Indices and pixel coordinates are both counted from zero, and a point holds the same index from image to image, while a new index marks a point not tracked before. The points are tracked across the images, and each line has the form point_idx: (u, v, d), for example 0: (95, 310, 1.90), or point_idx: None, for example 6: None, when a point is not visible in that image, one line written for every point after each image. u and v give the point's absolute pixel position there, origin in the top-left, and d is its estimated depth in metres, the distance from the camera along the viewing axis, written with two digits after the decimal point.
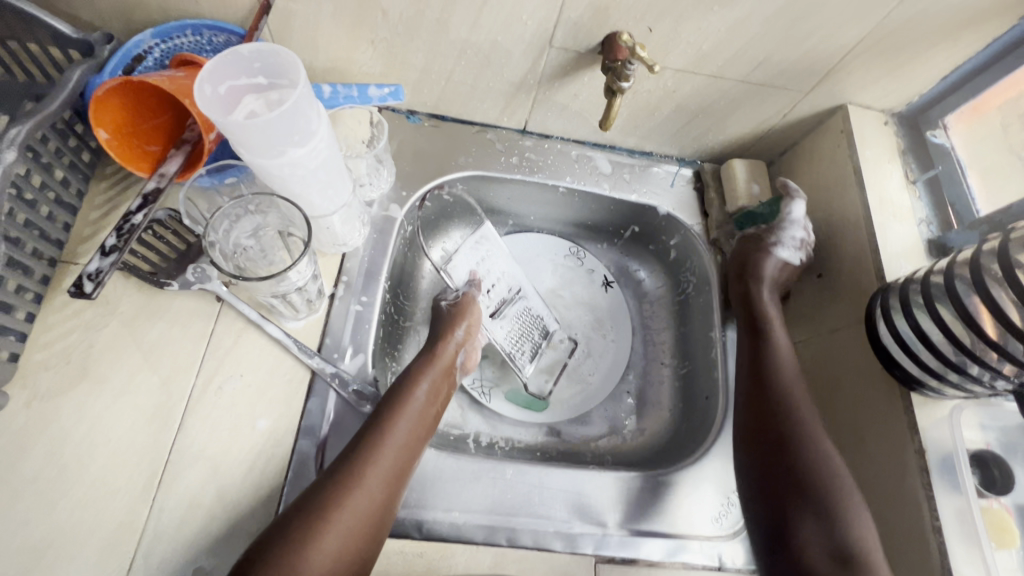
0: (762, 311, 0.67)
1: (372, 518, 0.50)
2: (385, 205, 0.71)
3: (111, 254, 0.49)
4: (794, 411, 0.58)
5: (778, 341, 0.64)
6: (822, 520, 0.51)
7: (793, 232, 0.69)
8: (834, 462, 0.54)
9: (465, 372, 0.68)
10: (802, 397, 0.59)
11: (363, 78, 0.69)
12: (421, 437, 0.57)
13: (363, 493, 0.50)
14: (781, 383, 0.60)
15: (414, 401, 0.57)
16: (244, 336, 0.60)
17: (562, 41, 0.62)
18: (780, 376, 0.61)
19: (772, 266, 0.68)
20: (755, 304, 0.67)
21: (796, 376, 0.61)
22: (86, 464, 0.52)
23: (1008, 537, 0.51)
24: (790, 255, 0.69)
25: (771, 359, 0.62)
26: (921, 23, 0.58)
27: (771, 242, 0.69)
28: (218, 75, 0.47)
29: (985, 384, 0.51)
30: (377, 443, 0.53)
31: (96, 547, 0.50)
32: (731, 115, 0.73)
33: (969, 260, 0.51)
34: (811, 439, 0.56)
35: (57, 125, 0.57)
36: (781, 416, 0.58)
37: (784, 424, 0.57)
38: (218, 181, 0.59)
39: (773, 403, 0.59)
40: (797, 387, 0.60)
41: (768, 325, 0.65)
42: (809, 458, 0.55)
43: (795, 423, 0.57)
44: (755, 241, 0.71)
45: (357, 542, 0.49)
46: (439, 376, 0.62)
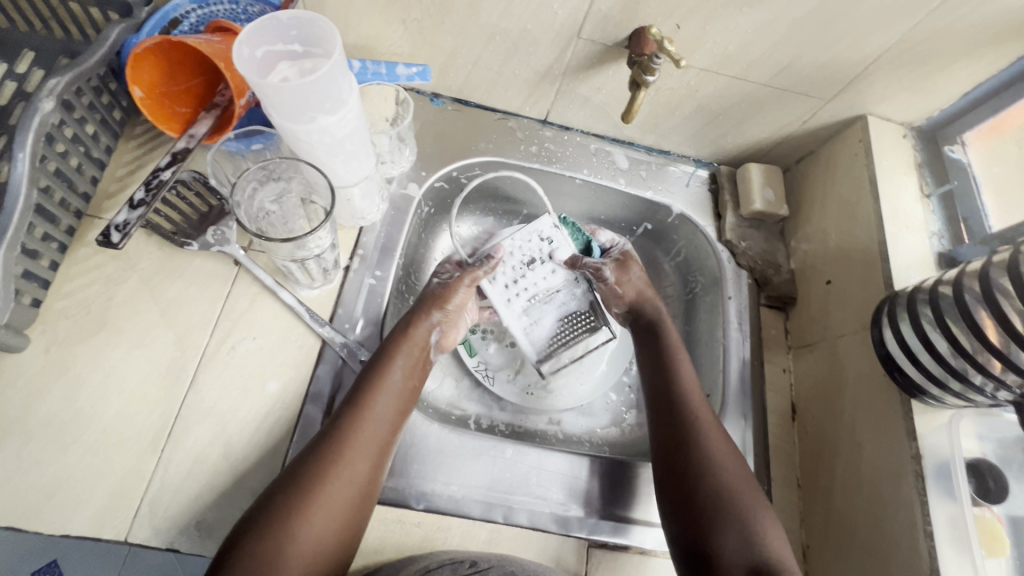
0: (670, 343, 0.68)
1: (361, 489, 0.51)
2: (404, 183, 0.72)
3: (139, 208, 0.51)
4: (703, 432, 0.59)
5: (679, 368, 0.65)
6: (736, 527, 0.52)
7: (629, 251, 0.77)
8: (742, 479, 0.56)
9: (440, 351, 0.66)
10: (710, 423, 0.60)
11: (391, 57, 0.70)
12: (401, 409, 0.57)
13: (345, 464, 0.51)
14: (683, 387, 0.63)
15: (392, 377, 0.57)
16: (259, 300, 0.62)
17: (590, 33, 0.63)
18: (688, 406, 0.61)
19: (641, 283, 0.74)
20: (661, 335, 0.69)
21: (702, 401, 0.62)
22: (99, 411, 0.54)
23: (998, 545, 0.52)
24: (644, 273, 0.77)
25: (675, 387, 0.63)
26: (946, 36, 0.59)
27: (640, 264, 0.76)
28: (256, 39, 0.48)
29: (987, 395, 0.51)
30: (356, 418, 0.53)
31: (103, 492, 0.51)
32: (751, 118, 0.74)
33: (979, 272, 0.52)
34: (721, 460, 0.57)
35: (92, 81, 0.58)
36: (692, 439, 0.58)
37: (690, 426, 0.59)
38: (245, 146, 0.61)
39: (682, 428, 0.59)
40: (696, 395, 0.63)
41: (671, 352, 0.67)
42: (725, 483, 0.55)
43: (699, 421, 0.60)
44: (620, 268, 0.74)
45: (345, 515, 0.49)
46: (416, 352, 0.61)
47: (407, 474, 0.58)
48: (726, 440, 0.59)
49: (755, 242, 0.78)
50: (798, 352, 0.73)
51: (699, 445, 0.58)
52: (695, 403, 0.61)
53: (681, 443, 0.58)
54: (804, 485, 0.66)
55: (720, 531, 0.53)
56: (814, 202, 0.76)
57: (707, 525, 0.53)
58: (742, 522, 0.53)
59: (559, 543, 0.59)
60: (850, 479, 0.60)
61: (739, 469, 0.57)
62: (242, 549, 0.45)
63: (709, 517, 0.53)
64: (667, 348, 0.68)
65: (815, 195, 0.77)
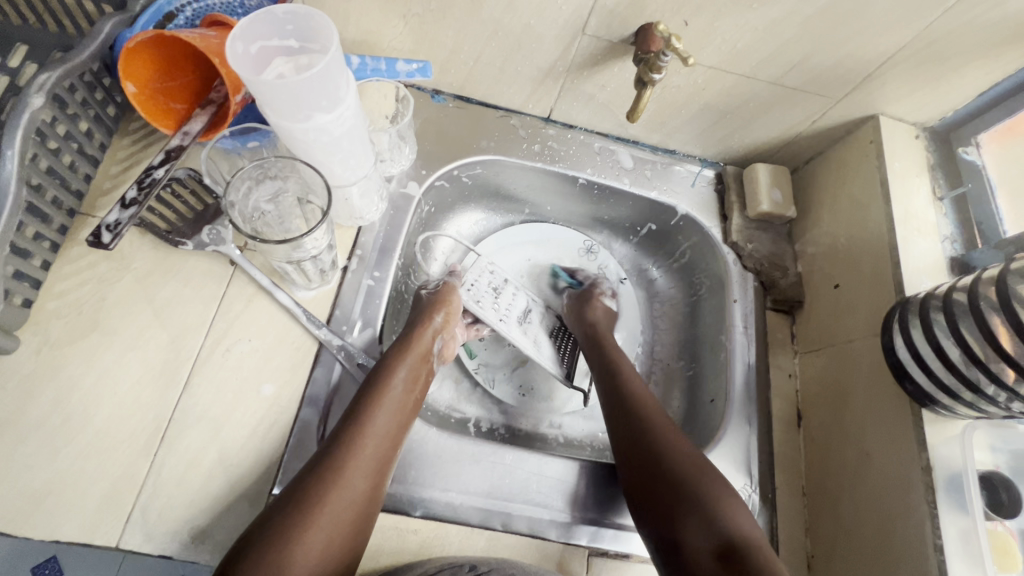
0: (607, 344, 0.69)
1: (360, 507, 0.50)
2: (403, 181, 0.71)
3: (131, 208, 0.50)
4: (649, 418, 0.58)
5: (623, 366, 0.66)
6: (698, 510, 0.50)
7: (608, 285, 0.77)
8: (700, 462, 0.55)
9: (442, 360, 0.66)
10: (661, 413, 0.60)
11: (392, 53, 0.68)
12: (402, 423, 0.56)
13: (344, 482, 0.49)
14: (624, 384, 0.63)
15: (393, 391, 0.56)
16: (255, 301, 0.61)
17: (595, 30, 0.61)
18: (631, 399, 0.61)
19: (602, 313, 0.73)
20: (597, 338, 0.70)
21: (647, 392, 0.63)
22: (91, 414, 0.53)
23: (1010, 560, 0.51)
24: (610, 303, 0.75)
25: (621, 381, 0.63)
26: (963, 34, 0.57)
27: (596, 292, 0.75)
28: (250, 34, 0.47)
29: (1000, 405, 0.50)
30: (359, 436, 0.52)
31: (94, 497, 0.50)
32: (760, 117, 0.72)
33: (996, 280, 0.50)
34: (676, 444, 0.56)
35: (85, 76, 0.56)
36: (641, 429, 0.58)
37: (636, 418, 0.59)
38: (240, 144, 0.59)
39: (632, 421, 0.59)
40: (638, 387, 0.63)
41: (611, 352, 0.68)
42: (682, 467, 0.54)
43: (645, 412, 0.59)
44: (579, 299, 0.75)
45: (344, 532, 0.48)
46: (417, 364, 0.60)
47: (405, 480, 0.57)
48: (675, 428, 0.58)
49: (761, 245, 0.76)
50: (804, 357, 0.71)
51: (653, 434, 0.57)
52: (640, 396, 0.61)
53: (630, 437, 0.58)
54: (809, 493, 0.65)
55: (683, 517, 0.51)
56: (823, 203, 0.75)
57: (671, 515, 0.51)
58: (702, 505, 0.51)
59: (558, 551, 0.57)
60: (857, 488, 0.59)
61: (694, 453, 0.55)
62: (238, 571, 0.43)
63: (673, 505, 0.51)
64: (604, 348, 0.68)
65: (824, 196, 0.75)
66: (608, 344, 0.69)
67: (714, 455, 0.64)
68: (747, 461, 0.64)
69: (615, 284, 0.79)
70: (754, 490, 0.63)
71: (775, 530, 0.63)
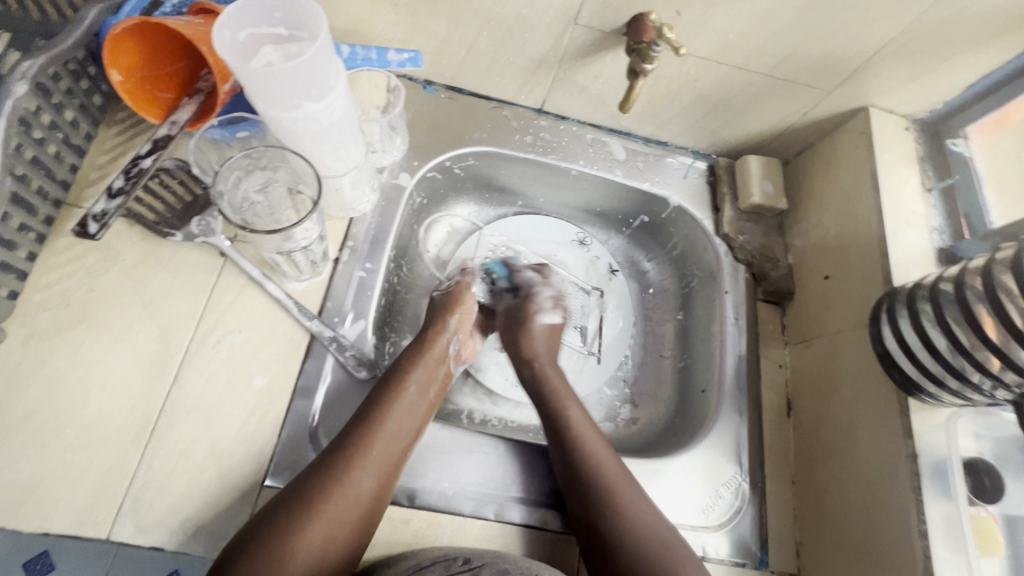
0: (554, 388, 0.63)
1: (365, 507, 0.50)
2: (395, 173, 0.71)
3: (117, 198, 0.49)
4: (608, 485, 0.55)
5: (574, 420, 0.60)
6: None
7: (544, 293, 0.71)
8: (659, 529, 0.53)
9: (460, 362, 0.66)
10: (619, 474, 0.56)
11: (383, 43, 0.68)
12: (415, 429, 0.56)
13: (351, 481, 0.49)
14: (580, 440, 0.58)
15: (406, 393, 0.56)
16: (246, 292, 0.60)
17: (587, 20, 0.61)
18: (587, 459, 0.57)
19: (538, 335, 0.68)
20: (542, 380, 0.64)
21: (602, 448, 0.58)
22: (80, 407, 0.52)
23: (992, 544, 0.52)
24: (550, 317, 0.69)
25: (573, 440, 0.59)
26: (953, 26, 0.58)
27: (531, 309, 0.69)
28: (238, 22, 0.46)
29: (985, 393, 0.51)
30: (370, 436, 0.52)
31: (85, 489, 0.50)
32: (752, 108, 0.72)
33: (981, 269, 0.51)
34: (637, 524, 0.53)
35: (69, 64, 0.55)
36: (597, 501, 0.54)
37: (591, 485, 0.55)
38: (229, 134, 0.59)
39: (587, 492, 0.55)
40: (595, 445, 0.58)
41: (561, 401, 0.62)
42: (639, 539, 0.52)
43: (602, 477, 0.55)
44: (513, 312, 0.70)
45: (345, 531, 0.48)
46: (428, 373, 0.59)
47: None
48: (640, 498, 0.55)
49: (752, 237, 0.77)
50: (794, 348, 0.72)
51: (609, 511, 0.53)
52: (598, 456, 0.57)
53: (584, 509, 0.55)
54: (798, 482, 0.66)
55: None
56: (814, 195, 0.75)
57: None
58: None
59: (550, 541, 0.58)
60: (844, 475, 0.60)
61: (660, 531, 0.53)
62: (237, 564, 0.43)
63: None
64: (552, 395, 0.63)
65: (815, 188, 0.75)
66: (559, 395, 0.63)
67: (704, 446, 0.65)
68: (737, 451, 0.65)
69: (554, 287, 0.72)
70: (744, 479, 0.64)
71: (765, 518, 0.63)
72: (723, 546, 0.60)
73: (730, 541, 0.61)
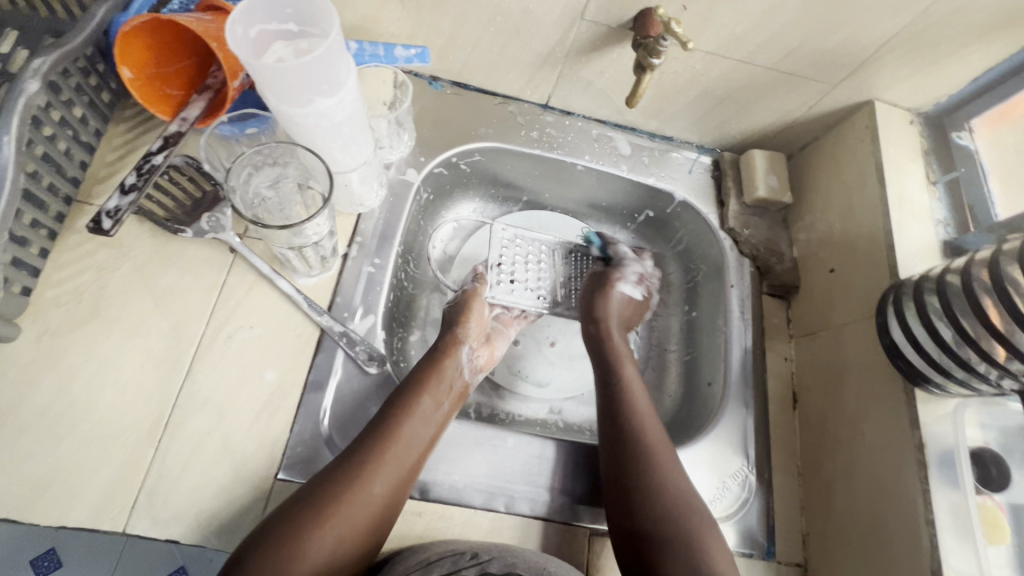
0: (611, 345, 0.67)
1: (375, 514, 0.50)
2: (402, 168, 0.71)
3: (130, 194, 0.50)
4: (644, 434, 0.58)
5: (633, 388, 0.62)
6: (686, 556, 0.50)
7: (632, 269, 0.74)
8: (697, 510, 0.53)
9: (480, 372, 0.65)
10: (666, 450, 0.57)
11: (388, 39, 0.68)
12: (431, 438, 0.56)
13: (365, 487, 0.50)
14: (628, 393, 0.62)
15: (422, 403, 0.56)
16: (256, 288, 0.61)
17: (594, 15, 0.61)
18: (633, 409, 0.60)
19: (615, 301, 0.71)
20: (605, 343, 0.67)
21: (646, 403, 0.61)
22: (93, 402, 0.53)
23: (999, 533, 0.52)
24: (631, 290, 0.73)
25: (620, 388, 0.62)
26: (959, 18, 0.58)
27: (615, 277, 0.72)
28: (250, 18, 0.46)
29: (991, 382, 0.51)
30: (384, 444, 0.52)
31: (101, 482, 0.50)
32: (758, 102, 0.72)
33: (988, 261, 0.51)
34: (664, 479, 0.55)
35: (79, 61, 0.56)
36: (635, 446, 0.57)
37: (631, 430, 0.58)
38: (239, 130, 0.58)
39: (627, 434, 0.58)
40: (641, 397, 0.62)
41: (617, 357, 0.66)
42: (664, 493, 0.54)
43: (642, 426, 0.58)
44: (600, 278, 0.73)
45: (356, 535, 0.49)
46: (444, 384, 0.59)
47: None
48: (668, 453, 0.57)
49: (757, 231, 0.77)
50: (800, 341, 0.72)
51: (642, 456, 0.56)
52: (641, 409, 0.60)
53: (619, 453, 0.57)
54: (804, 474, 0.66)
55: (667, 558, 0.50)
56: (819, 189, 0.75)
57: (649, 557, 0.50)
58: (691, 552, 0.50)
59: (560, 532, 0.58)
60: (850, 466, 0.61)
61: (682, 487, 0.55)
62: (248, 562, 0.44)
63: (660, 540, 0.51)
64: (615, 362, 0.65)
65: (820, 181, 0.76)
66: (618, 358, 0.66)
67: (712, 438, 0.65)
68: (744, 444, 0.65)
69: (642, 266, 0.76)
70: (751, 471, 0.64)
71: (771, 508, 0.64)
72: (731, 537, 0.61)
73: (737, 532, 0.61)
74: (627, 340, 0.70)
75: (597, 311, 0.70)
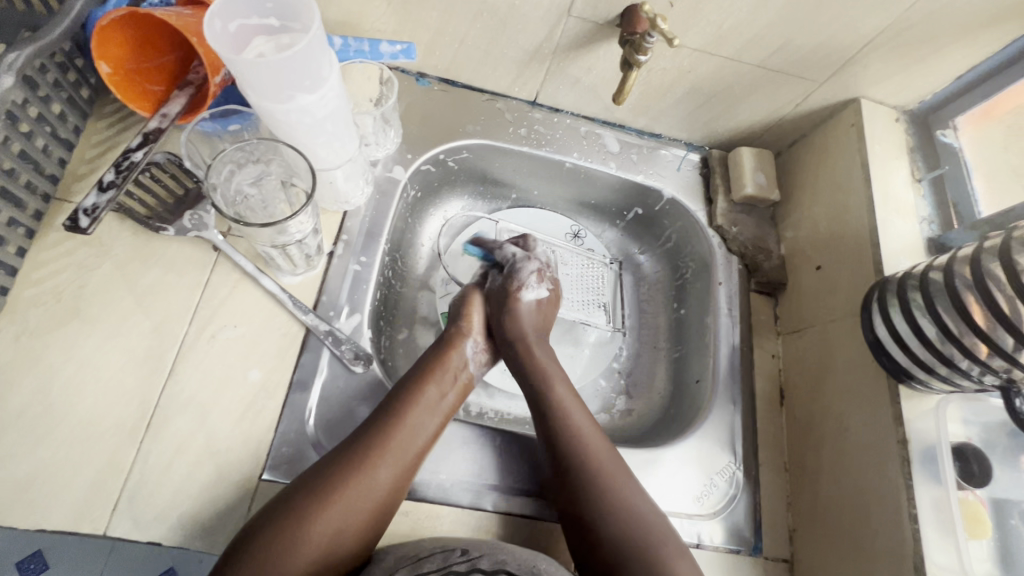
0: (534, 365, 0.62)
1: (379, 502, 0.50)
2: (389, 166, 0.70)
3: (109, 191, 0.49)
4: (589, 461, 0.55)
5: (568, 410, 0.59)
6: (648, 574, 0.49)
7: (529, 268, 0.67)
8: (653, 529, 0.52)
9: (485, 366, 0.66)
10: (619, 470, 0.55)
11: (374, 35, 0.67)
12: (436, 429, 0.56)
13: (368, 474, 0.50)
14: (563, 420, 0.58)
15: (427, 393, 0.56)
16: (240, 287, 0.60)
17: (581, 11, 0.61)
18: (569, 438, 0.57)
19: (525, 312, 0.65)
20: (528, 364, 0.62)
21: (585, 426, 0.58)
22: (73, 403, 0.52)
23: (981, 527, 0.53)
24: (537, 294, 0.66)
25: (553, 414, 0.58)
26: (943, 16, 0.58)
27: (513, 287, 0.65)
28: (229, 12, 0.46)
29: (973, 379, 0.52)
30: (389, 432, 0.53)
31: (80, 484, 0.49)
32: (745, 100, 0.72)
33: (970, 258, 0.52)
34: (621, 499, 0.53)
35: (56, 56, 0.55)
36: (579, 476, 0.54)
37: (572, 462, 0.55)
38: (221, 127, 0.57)
39: (568, 464, 0.55)
40: (580, 422, 0.58)
41: (545, 379, 0.61)
42: (619, 517, 0.52)
43: (581, 455, 0.55)
44: (496, 292, 0.66)
45: (358, 522, 0.49)
46: (449, 375, 0.59)
47: None
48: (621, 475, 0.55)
49: (745, 228, 0.77)
50: (787, 338, 0.72)
51: (593, 484, 0.54)
52: (581, 434, 0.57)
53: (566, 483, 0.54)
54: (791, 470, 0.66)
55: None
56: (806, 186, 0.76)
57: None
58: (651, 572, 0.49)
59: (549, 530, 0.58)
60: (835, 462, 0.61)
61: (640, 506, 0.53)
62: (246, 550, 0.44)
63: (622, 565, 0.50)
64: (543, 383, 0.61)
65: (807, 178, 0.76)
66: (545, 380, 0.61)
67: (699, 435, 0.65)
68: (731, 441, 0.66)
69: (538, 261, 0.68)
70: (738, 468, 0.65)
71: (758, 505, 0.64)
72: (718, 534, 0.61)
73: (725, 528, 0.62)
74: (547, 351, 0.65)
75: (502, 331, 0.64)
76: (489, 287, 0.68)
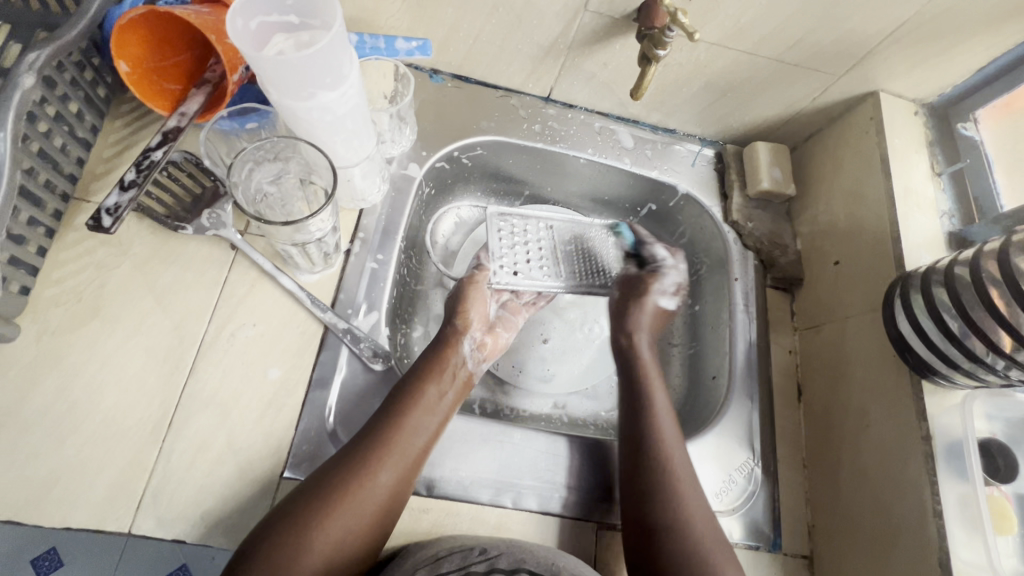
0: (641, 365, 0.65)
1: (383, 504, 0.50)
2: (404, 163, 0.70)
3: (130, 190, 0.49)
4: (667, 464, 0.56)
5: (657, 412, 0.61)
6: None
7: (669, 277, 0.71)
8: (698, 531, 0.53)
9: (487, 359, 0.65)
10: (687, 470, 0.57)
11: (388, 31, 0.67)
12: (436, 429, 0.55)
13: (370, 478, 0.50)
14: (650, 421, 0.60)
15: (426, 394, 0.56)
16: (258, 285, 0.60)
17: (598, 6, 0.60)
18: (656, 438, 0.58)
19: (648, 314, 0.69)
20: (636, 361, 0.66)
21: (670, 429, 0.60)
22: (95, 402, 0.52)
23: (1007, 523, 0.52)
24: (665, 301, 0.71)
25: (644, 412, 0.61)
26: (966, 8, 0.57)
27: (654, 287, 0.69)
28: (250, 10, 0.46)
29: (998, 373, 0.51)
30: (391, 434, 0.53)
31: (104, 483, 0.50)
32: (762, 94, 0.72)
33: (996, 252, 0.51)
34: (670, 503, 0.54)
35: (73, 55, 0.54)
36: (657, 476, 0.56)
37: (651, 461, 0.57)
38: (239, 126, 0.57)
39: (649, 462, 0.57)
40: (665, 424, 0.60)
41: (646, 379, 0.64)
42: (678, 519, 0.53)
43: (664, 456, 0.57)
44: (636, 284, 0.70)
45: (364, 525, 0.49)
46: (446, 372, 0.59)
47: None
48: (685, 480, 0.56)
49: (761, 223, 0.76)
50: (804, 334, 0.72)
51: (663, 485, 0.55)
52: (663, 437, 0.58)
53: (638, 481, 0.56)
54: (809, 467, 0.66)
55: None
56: (823, 181, 0.75)
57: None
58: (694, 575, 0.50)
59: (569, 526, 0.58)
60: (856, 458, 0.61)
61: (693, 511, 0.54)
62: (257, 553, 0.45)
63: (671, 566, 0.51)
64: (642, 383, 0.64)
65: (824, 173, 0.75)
66: (645, 380, 0.64)
67: (718, 431, 0.65)
68: (749, 437, 0.65)
69: (680, 273, 0.72)
70: (757, 464, 0.64)
71: (777, 501, 0.64)
72: (737, 530, 0.61)
73: (744, 524, 0.61)
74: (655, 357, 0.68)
75: (627, 324, 0.68)
76: (625, 278, 0.71)
